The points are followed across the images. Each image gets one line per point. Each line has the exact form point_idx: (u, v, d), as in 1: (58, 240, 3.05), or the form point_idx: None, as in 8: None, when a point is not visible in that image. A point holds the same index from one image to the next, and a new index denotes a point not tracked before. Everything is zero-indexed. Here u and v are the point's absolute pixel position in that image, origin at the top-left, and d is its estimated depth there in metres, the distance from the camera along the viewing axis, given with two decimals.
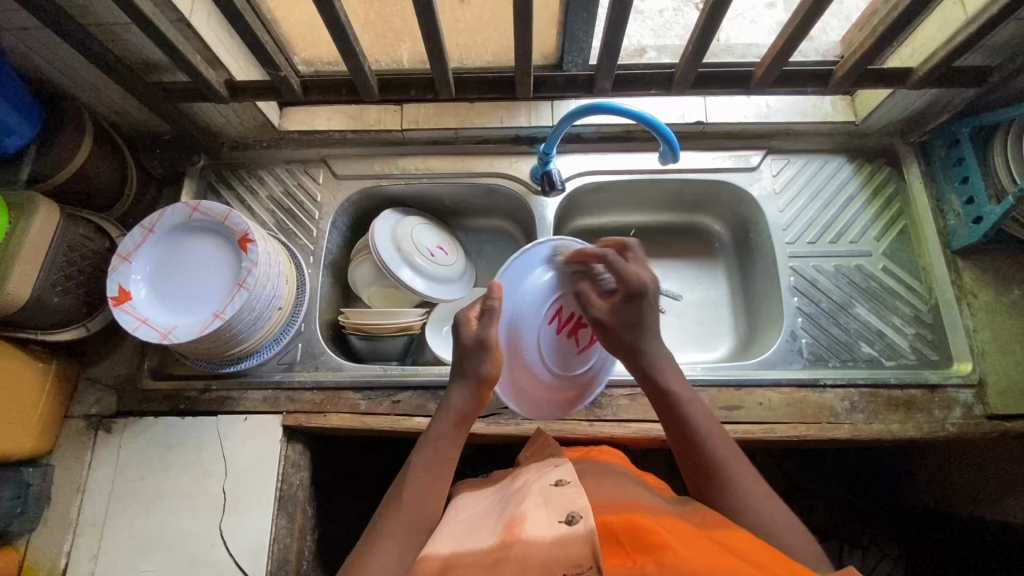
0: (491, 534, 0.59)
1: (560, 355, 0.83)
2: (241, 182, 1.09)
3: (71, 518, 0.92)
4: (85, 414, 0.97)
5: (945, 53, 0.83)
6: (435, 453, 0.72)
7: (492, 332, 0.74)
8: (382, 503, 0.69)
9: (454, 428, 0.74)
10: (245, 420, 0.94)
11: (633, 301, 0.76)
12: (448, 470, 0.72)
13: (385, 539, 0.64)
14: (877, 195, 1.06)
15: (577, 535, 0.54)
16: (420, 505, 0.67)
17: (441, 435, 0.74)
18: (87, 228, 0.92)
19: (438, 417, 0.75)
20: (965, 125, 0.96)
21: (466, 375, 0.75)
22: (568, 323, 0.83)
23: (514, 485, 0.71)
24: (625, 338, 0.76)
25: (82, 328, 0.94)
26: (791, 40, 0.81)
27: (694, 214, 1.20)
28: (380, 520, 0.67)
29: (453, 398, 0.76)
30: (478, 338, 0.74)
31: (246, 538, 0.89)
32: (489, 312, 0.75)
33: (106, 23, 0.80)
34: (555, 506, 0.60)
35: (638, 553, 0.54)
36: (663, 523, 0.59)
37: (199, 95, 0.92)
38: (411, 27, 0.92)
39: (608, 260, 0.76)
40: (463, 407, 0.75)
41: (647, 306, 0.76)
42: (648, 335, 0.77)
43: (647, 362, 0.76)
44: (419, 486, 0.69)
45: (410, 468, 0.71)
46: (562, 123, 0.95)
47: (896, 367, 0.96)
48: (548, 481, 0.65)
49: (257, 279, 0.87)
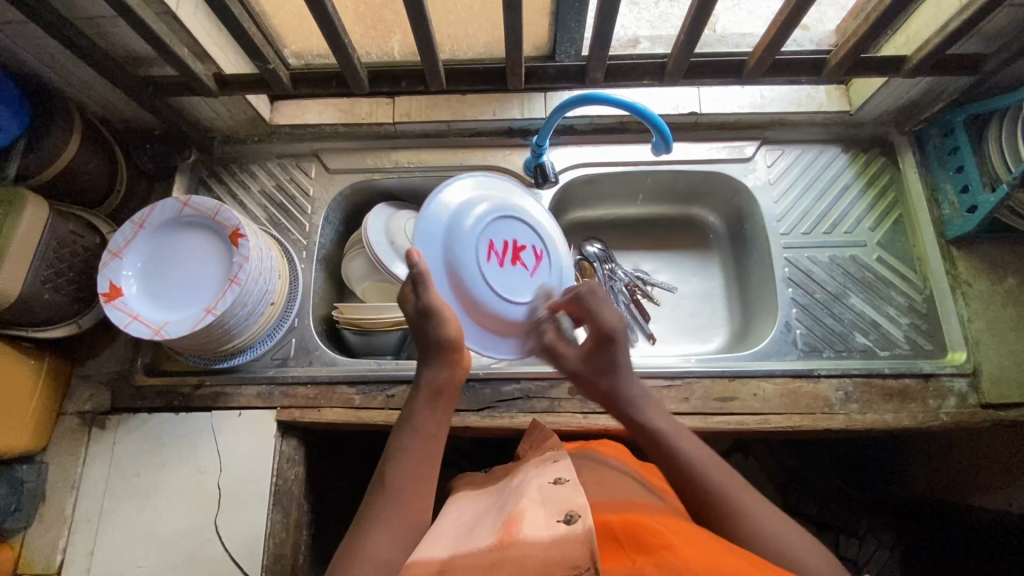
0: (490, 535, 0.59)
1: (512, 287, 0.81)
2: (233, 177, 1.08)
3: (66, 515, 0.92)
4: (78, 411, 0.97)
5: (938, 41, 0.83)
6: (420, 432, 0.71)
7: (430, 297, 0.72)
8: (371, 486, 0.68)
9: (434, 403, 0.73)
10: (239, 415, 0.94)
11: (605, 346, 0.76)
12: (436, 447, 0.71)
13: (377, 522, 0.63)
14: (872, 185, 1.06)
15: (575, 535, 0.54)
16: (410, 488, 0.66)
17: (419, 409, 0.73)
18: (77, 223, 0.92)
19: (415, 394, 0.74)
20: (961, 112, 0.95)
21: (425, 346, 0.74)
22: (505, 253, 0.82)
23: (511, 486, 0.70)
24: (601, 385, 0.76)
25: (74, 325, 0.94)
26: (783, 29, 0.80)
27: (689, 206, 1.19)
28: (370, 503, 0.66)
29: (426, 374, 0.75)
30: (421, 309, 0.73)
31: (241, 533, 0.89)
32: (419, 280, 0.73)
33: (91, 16, 0.79)
34: (552, 506, 0.59)
35: (637, 552, 0.53)
36: (659, 519, 0.59)
37: (188, 89, 0.91)
38: (401, 19, 0.91)
39: (579, 301, 0.78)
40: (437, 379, 0.74)
41: (621, 350, 0.76)
42: (626, 378, 0.76)
43: (629, 407, 0.74)
44: (407, 466, 0.68)
45: (397, 446, 0.70)
46: (554, 114, 0.94)
47: (891, 357, 0.96)
48: (545, 480, 0.65)
49: (249, 274, 0.86)
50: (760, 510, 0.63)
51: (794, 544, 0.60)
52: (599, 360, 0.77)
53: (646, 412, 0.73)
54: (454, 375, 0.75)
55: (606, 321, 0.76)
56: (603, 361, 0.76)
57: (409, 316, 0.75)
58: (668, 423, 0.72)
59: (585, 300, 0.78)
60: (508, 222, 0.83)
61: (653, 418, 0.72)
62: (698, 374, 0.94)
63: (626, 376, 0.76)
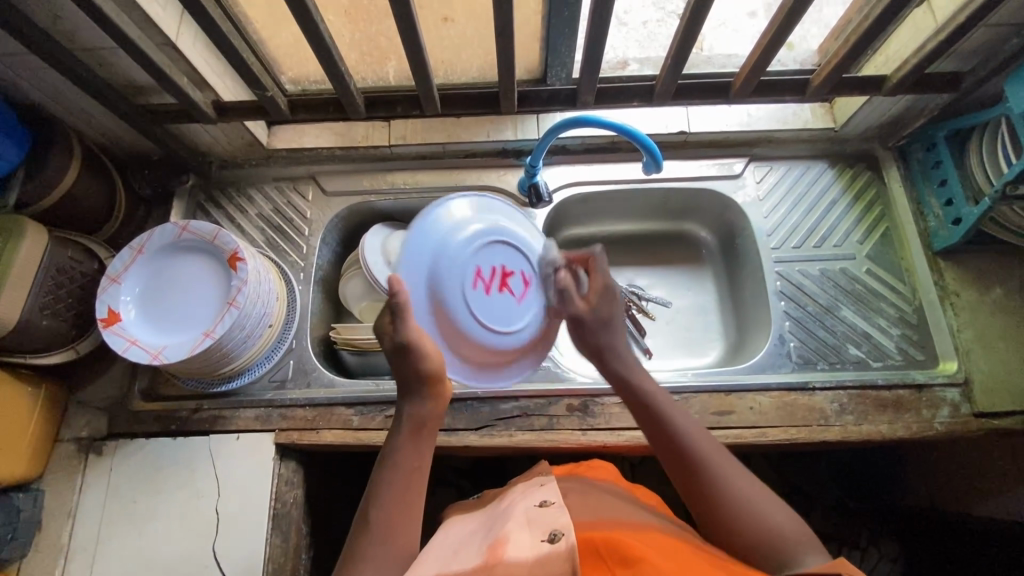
0: (476, 556, 0.59)
1: (500, 315, 0.77)
2: (231, 201, 1.10)
3: (62, 543, 0.91)
4: (75, 437, 0.96)
5: (916, 59, 0.85)
6: (400, 465, 0.69)
7: (406, 332, 0.68)
8: (356, 522, 0.67)
9: (416, 439, 0.71)
10: (237, 439, 0.94)
11: (608, 300, 0.76)
12: (418, 483, 0.69)
13: (366, 555, 0.63)
14: (859, 199, 1.08)
15: (557, 553, 0.54)
16: (390, 526, 0.65)
17: (403, 448, 0.70)
18: (75, 249, 0.92)
19: (397, 428, 0.72)
20: (942, 128, 0.97)
21: (409, 382, 0.71)
22: (492, 280, 0.77)
23: (498, 511, 0.70)
24: (595, 336, 0.75)
25: (71, 351, 0.94)
26: (767, 51, 0.83)
27: (681, 222, 1.21)
28: (355, 539, 0.65)
29: (410, 408, 0.72)
30: (399, 345, 0.69)
31: (239, 559, 0.88)
32: (395, 312, 0.69)
33: (93, 48, 0.81)
34: (538, 526, 0.60)
35: (620, 567, 0.54)
36: (644, 538, 0.59)
37: (186, 116, 0.93)
38: (396, 45, 0.93)
39: (598, 262, 0.78)
40: (420, 413, 0.71)
41: (618, 305, 0.77)
42: (617, 336, 0.76)
43: (619, 365, 0.74)
44: (388, 503, 0.66)
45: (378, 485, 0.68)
46: (547, 136, 0.96)
47: (883, 368, 0.97)
48: (532, 503, 0.65)
49: (247, 297, 0.87)
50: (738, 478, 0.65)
51: (765, 507, 0.62)
52: (602, 307, 0.76)
53: (633, 369, 0.74)
54: (435, 406, 0.72)
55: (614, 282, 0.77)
56: (605, 309, 0.76)
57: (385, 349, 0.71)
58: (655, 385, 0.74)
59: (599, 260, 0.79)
60: (501, 246, 0.78)
61: (643, 381, 0.73)
62: (694, 389, 0.95)
63: (617, 334, 0.76)
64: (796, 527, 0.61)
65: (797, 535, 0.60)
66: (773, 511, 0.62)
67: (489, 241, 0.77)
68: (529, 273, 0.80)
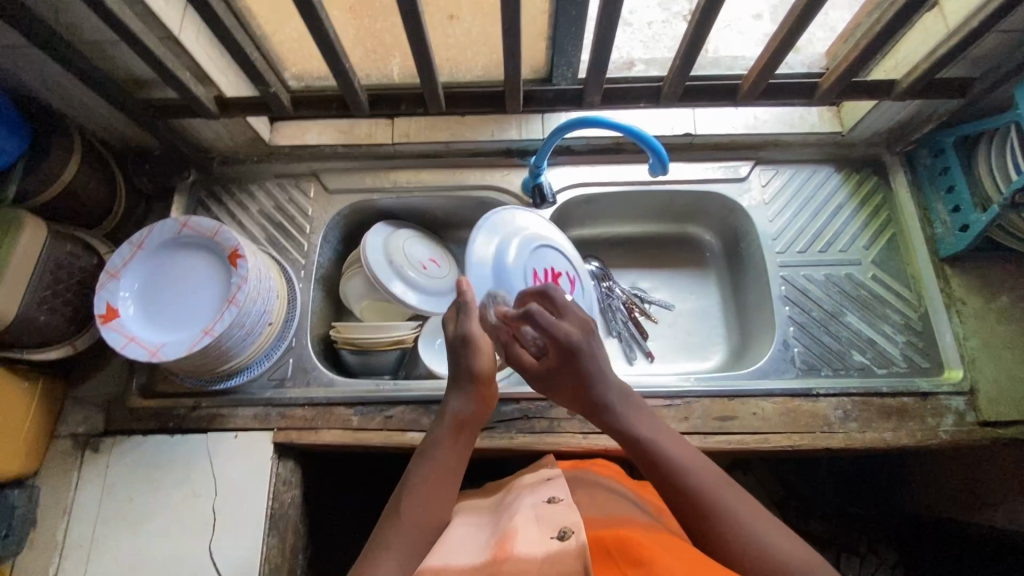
0: (483, 553, 0.58)
1: None
2: (232, 197, 1.09)
3: (57, 540, 0.90)
4: (72, 433, 0.95)
5: (927, 64, 0.85)
6: (438, 460, 0.70)
7: (470, 327, 0.77)
8: (383, 515, 0.65)
9: (455, 434, 0.73)
10: (235, 437, 0.93)
11: (567, 358, 0.71)
12: (453, 480, 0.70)
13: (389, 550, 0.61)
14: (866, 204, 1.07)
15: (569, 551, 0.53)
16: (420, 513, 0.65)
17: (440, 442, 0.72)
18: (74, 244, 0.91)
19: (437, 424, 0.74)
20: (950, 134, 0.97)
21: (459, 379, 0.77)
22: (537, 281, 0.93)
23: (505, 504, 0.70)
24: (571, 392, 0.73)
25: (69, 347, 0.92)
26: (776, 54, 0.82)
27: (685, 224, 1.20)
28: (381, 529, 0.64)
29: (452, 406, 0.75)
30: (458, 335, 0.77)
31: (235, 559, 0.88)
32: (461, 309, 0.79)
33: (94, 41, 0.80)
34: (547, 523, 0.59)
35: (630, 567, 0.53)
36: (655, 538, 0.58)
37: (189, 111, 0.92)
38: (401, 42, 0.92)
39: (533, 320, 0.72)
40: (462, 409, 0.75)
41: (586, 361, 0.71)
42: (603, 386, 0.71)
43: (610, 416, 0.71)
44: (421, 493, 0.66)
45: (411, 476, 0.68)
46: (552, 136, 0.95)
47: (888, 375, 0.96)
48: (540, 498, 0.64)
49: (247, 294, 0.86)
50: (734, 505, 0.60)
51: (776, 539, 0.57)
52: (561, 365, 0.72)
53: (628, 419, 0.70)
54: (476, 407, 0.76)
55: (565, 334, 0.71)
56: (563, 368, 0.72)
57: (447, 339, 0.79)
58: (654, 429, 0.69)
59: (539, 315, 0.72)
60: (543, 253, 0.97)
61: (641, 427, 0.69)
62: (697, 393, 0.94)
63: (600, 385, 0.71)
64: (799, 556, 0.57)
65: (805, 561, 0.56)
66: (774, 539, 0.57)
67: (537, 246, 0.96)
68: (574, 274, 1.00)
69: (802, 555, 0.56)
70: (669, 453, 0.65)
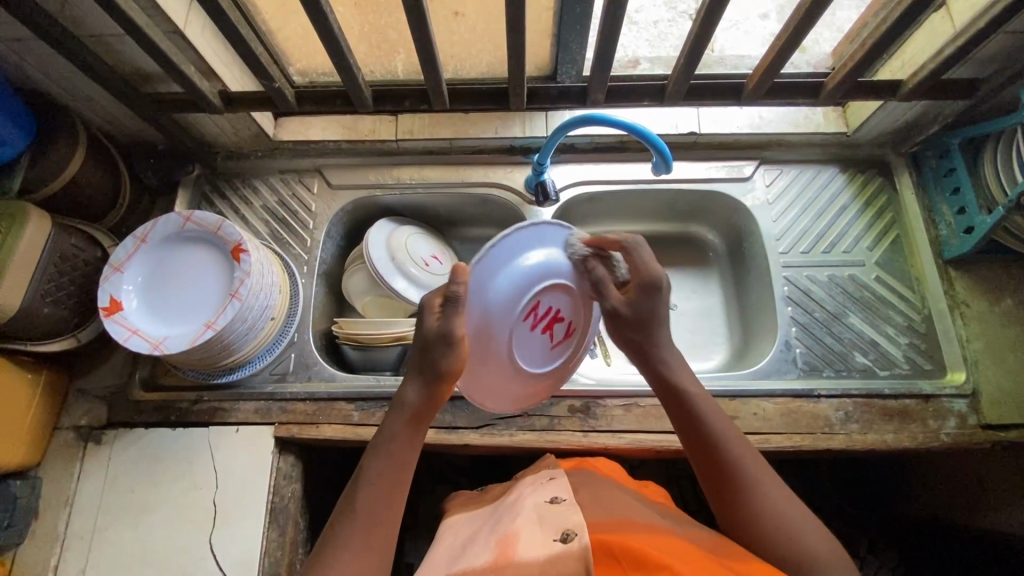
0: (485, 555, 0.58)
1: (534, 352, 0.77)
2: (235, 192, 1.09)
3: (59, 531, 0.91)
4: (74, 425, 0.96)
5: (933, 65, 0.84)
6: (390, 458, 0.67)
7: (455, 324, 0.66)
8: (337, 505, 0.64)
9: (410, 429, 0.69)
10: (236, 431, 0.94)
11: (650, 294, 0.73)
12: (406, 479, 0.67)
13: (343, 544, 0.60)
14: (870, 206, 1.07)
15: (571, 553, 0.53)
16: (374, 514, 0.63)
17: (394, 435, 0.68)
18: (79, 237, 0.92)
19: (394, 413, 0.70)
20: (955, 136, 0.96)
21: (424, 371, 0.69)
22: (542, 319, 0.75)
23: (507, 504, 0.70)
24: (637, 331, 0.73)
25: (72, 339, 0.93)
26: (781, 53, 0.82)
27: (688, 224, 1.20)
28: (333, 525, 0.63)
29: (409, 394, 0.70)
30: (439, 331, 0.66)
31: (235, 553, 0.88)
32: (451, 301, 0.66)
33: (99, 34, 0.80)
34: (549, 525, 0.59)
35: None
36: (658, 542, 0.58)
37: (193, 105, 0.92)
38: (406, 39, 0.93)
39: (627, 250, 0.73)
40: (417, 402, 0.69)
41: (661, 301, 0.73)
42: (660, 332, 0.74)
43: (661, 363, 0.73)
44: (372, 491, 0.64)
45: (365, 470, 0.66)
46: (556, 134, 0.95)
47: (890, 376, 0.96)
48: (542, 499, 0.65)
49: (250, 289, 0.86)
50: (769, 484, 0.63)
51: (803, 526, 0.60)
52: (640, 305, 0.73)
53: (675, 374, 0.72)
54: (434, 400, 0.70)
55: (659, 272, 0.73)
56: (643, 308, 0.73)
57: (422, 331, 0.68)
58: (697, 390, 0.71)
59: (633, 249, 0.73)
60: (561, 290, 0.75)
61: (685, 382, 0.71)
62: None
63: (662, 327, 0.74)
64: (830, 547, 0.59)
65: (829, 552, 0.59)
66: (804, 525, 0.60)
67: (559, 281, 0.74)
68: (574, 323, 0.80)
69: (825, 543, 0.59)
70: (710, 419, 0.68)
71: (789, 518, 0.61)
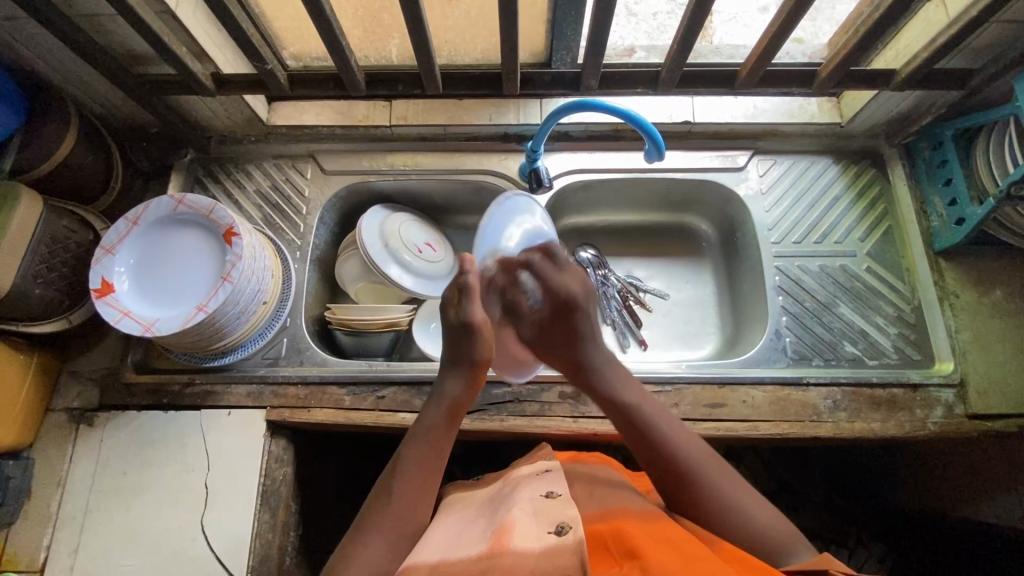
0: (480, 542, 0.58)
1: None
2: (229, 176, 1.09)
3: (51, 512, 0.91)
4: (66, 407, 0.96)
5: (927, 53, 0.84)
6: (430, 446, 0.70)
7: (475, 313, 0.71)
8: (375, 488, 0.68)
9: (448, 420, 0.71)
10: (228, 414, 0.94)
11: (567, 312, 0.79)
12: (441, 466, 0.70)
13: (369, 532, 0.63)
14: (862, 196, 1.07)
15: (567, 546, 0.54)
16: (408, 503, 0.65)
17: (434, 426, 0.71)
18: (71, 219, 0.92)
19: (433, 406, 0.73)
20: (949, 126, 0.96)
21: (457, 361, 0.73)
22: None
23: (503, 494, 0.71)
24: (565, 352, 0.79)
25: (62, 320, 0.93)
26: (776, 39, 0.81)
27: (682, 214, 1.20)
28: (367, 512, 0.65)
29: (449, 388, 0.73)
30: (461, 320, 0.71)
31: (227, 535, 0.89)
32: (465, 292, 0.72)
33: (90, 14, 0.80)
34: (544, 517, 0.60)
35: (625, 560, 0.54)
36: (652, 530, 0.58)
37: (185, 87, 0.91)
38: (399, 23, 0.92)
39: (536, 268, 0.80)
40: (457, 396, 0.72)
41: (581, 317, 0.79)
42: (589, 345, 0.79)
43: (594, 375, 0.77)
44: (409, 479, 0.67)
45: (402, 459, 0.69)
46: (549, 121, 0.96)
47: (879, 366, 0.97)
48: (537, 491, 0.65)
49: (242, 272, 0.86)
50: (713, 469, 0.66)
51: (752, 511, 0.64)
52: (561, 324, 0.79)
53: (612, 382, 0.76)
54: (470, 391, 0.73)
55: (568, 288, 0.79)
56: (566, 327, 0.79)
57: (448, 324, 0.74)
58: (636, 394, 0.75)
59: (546, 266, 0.80)
60: None
61: (622, 389, 0.75)
62: (688, 380, 0.94)
63: (589, 343, 0.79)
64: (780, 527, 0.63)
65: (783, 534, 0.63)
66: (756, 514, 0.64)
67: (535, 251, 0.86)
68: None
69: (775, 525, 0.63)
70: (650, 419, 0.71)
71: (737, 503, 0.64)
